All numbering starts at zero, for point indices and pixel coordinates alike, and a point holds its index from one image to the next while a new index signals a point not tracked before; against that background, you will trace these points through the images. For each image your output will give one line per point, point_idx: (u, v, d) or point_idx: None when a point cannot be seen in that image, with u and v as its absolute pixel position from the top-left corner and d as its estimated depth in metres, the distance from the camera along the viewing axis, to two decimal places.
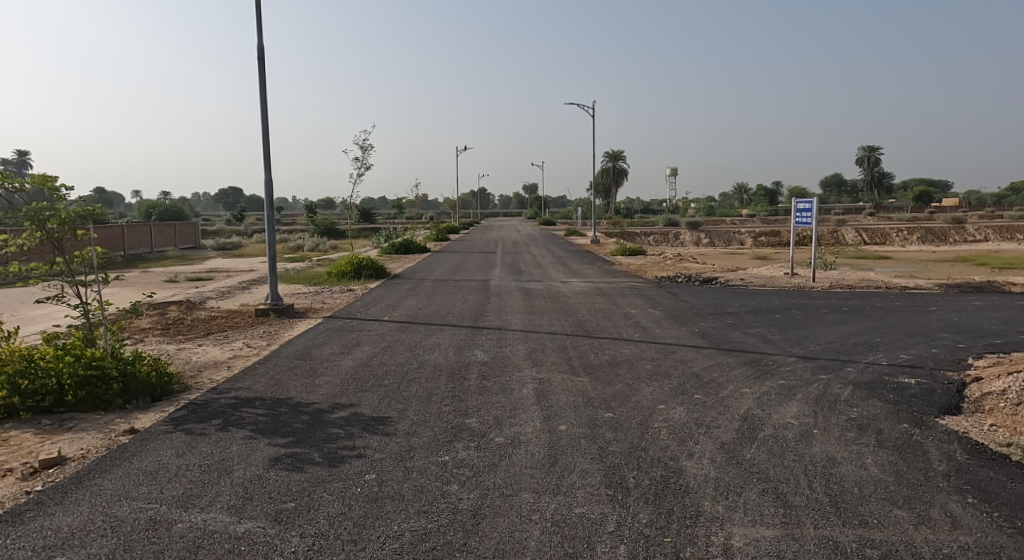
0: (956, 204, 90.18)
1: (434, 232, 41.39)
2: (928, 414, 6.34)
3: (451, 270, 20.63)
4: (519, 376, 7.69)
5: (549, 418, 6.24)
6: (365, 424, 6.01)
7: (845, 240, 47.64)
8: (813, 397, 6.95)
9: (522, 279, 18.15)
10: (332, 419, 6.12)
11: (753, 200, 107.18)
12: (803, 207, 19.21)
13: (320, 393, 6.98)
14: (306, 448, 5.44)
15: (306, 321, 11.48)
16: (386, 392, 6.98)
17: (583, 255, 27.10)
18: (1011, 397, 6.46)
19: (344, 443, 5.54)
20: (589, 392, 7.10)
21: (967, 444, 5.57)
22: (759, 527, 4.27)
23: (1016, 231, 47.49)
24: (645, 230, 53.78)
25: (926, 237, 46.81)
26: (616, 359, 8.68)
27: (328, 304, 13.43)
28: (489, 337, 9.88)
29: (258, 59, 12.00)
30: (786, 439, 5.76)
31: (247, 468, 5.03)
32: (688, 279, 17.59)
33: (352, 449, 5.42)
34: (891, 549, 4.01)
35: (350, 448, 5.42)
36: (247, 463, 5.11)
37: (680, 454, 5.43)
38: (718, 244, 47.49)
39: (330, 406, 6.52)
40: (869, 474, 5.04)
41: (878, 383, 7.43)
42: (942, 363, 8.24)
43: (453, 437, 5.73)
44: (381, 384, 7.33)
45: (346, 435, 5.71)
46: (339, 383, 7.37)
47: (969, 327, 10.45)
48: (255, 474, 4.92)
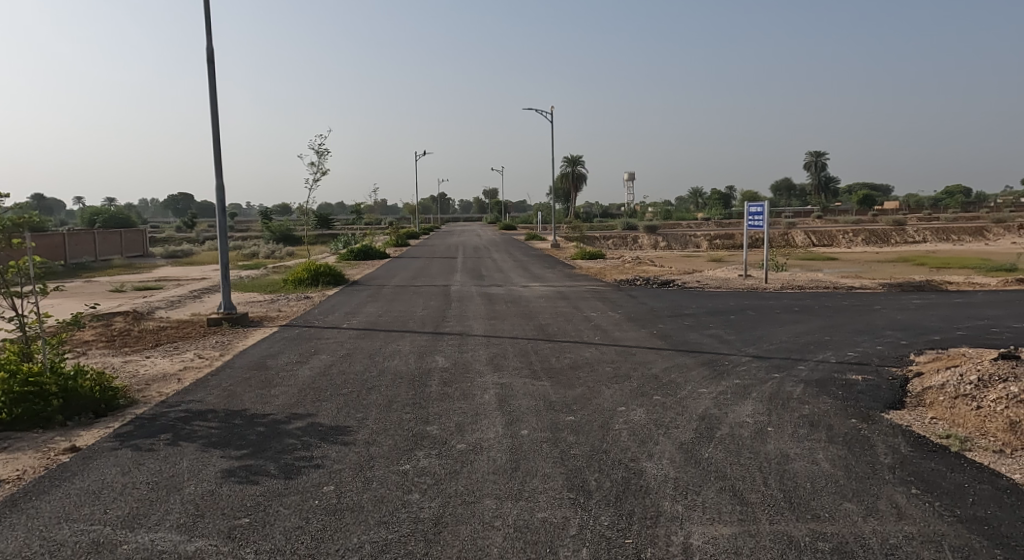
0: (897, 207, 93.58)
1: (393, 237, 41.07)
2: (875, 409, 6.57)
3: (412, 276, 20.50)
4: (481, 381, 7.70)
5: (510, 423, 6.27)
6: (322, 434, 5.94)
7: (795, 242, 48.95)
8: (767, 396, 7.13)
9: (483, 284, 18.13)
10: (289, 429, 6.03)
11: (707, 204, 109.33)
12: (754, 210, 19.70)
13: (276, 403, 6.86)
14: (260, 460, 5.34)
15: (261, 330, 11.28)
16: (344, 401, 6.90)
17: (543, 260, 27.16)
18: (950, 391, 6.76)
19: (301, 454, 5.47)
20: (551, 396, 7.14)
21: (910, 437, 5.79)
22: (716, 525, 4.37)
23: (952, 231, 49.54)
24: (603, 233, 54.40)
25: (870, 239, 48.55)
26: (577, 362, 8.76)
27: (284, 312, 13.23)
28: (450, 343, 9.86)
29: (208, 61, 11.78)
30: (742, 438, 5.89)
31: (198, 483, 4.92)
32: (646, 282, 17.85)
33: (309, 459, 5.36)
34: (841, 542, 4.14)
35: (307, 459, 5.35)
36: (197, 479, 4.99)
37: (640, 455, 5.52)
38: (675, 247, 48.36)
39: (286, 416, 6.42)
40: (821, 469, 5.20)
41: (828, 380, 7.66)
42: (887, 360, 8.56)
43: (414, 444, 5.70)
44: (340, 393, 7.23)
45: (303, 446, 5.64)
46: (296, 393, 7.25)
47: (912, 325, 10.86)
48: (207, 490, 4.80)
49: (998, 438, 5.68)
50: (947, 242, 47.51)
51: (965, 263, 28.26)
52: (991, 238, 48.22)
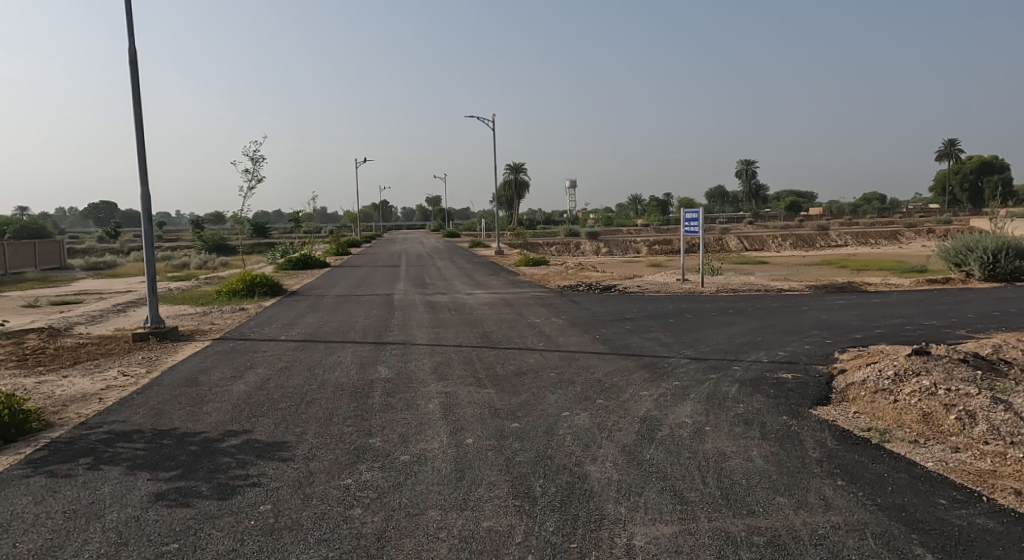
0: (822, 212, 98.08)
1: (333, 245, 40.43)
2: (804, 406, 6.86)
3: (353, 285, 20.20)
4: (425, 391, 7.65)
5: (455, 432, 6.26)
6: (258, 451, 5.79)
7: (729, 247, 50.49)
8: (705, 396, 7.34)
9: (427, 292, 18.01)
10: (222, 448, 5.85)
11: (647, 211, 111.53)
12: (690, 216, 20.28)
13: (208, 421, 6.65)
14: (191, 481, 5.16)
15: (191, 344, 10.90)
16: (282, 416, 6.75)
17: (486, 267, 27.16)
18: (870, 386, 7.13)
19: (236, 473, 5.32)
20: (496, 404, 7.16)
21: (836, 431, 6.07)
22: (658, 525, 4.47)
23: (870, 236, 52.26)
24: (545, 239, 54.98)
25: (797, 243, 50.70)
26: (522, 368, 8.80)
27: (217, 325, 12.82)
28: (393, 353, 9.77)
29: (131, 65, 11.37)
30: (681, 438, 6.05)
31: (122, 509, 4.72)
32: (589, 287, 18.11)
33: (244, 478, 5.21)
34: (775, 535, 4.30)
35: (242, 478, 5.21)
36: (120, 505, 4.79)
37: (584, 459, 5.59)
38: (615, 252, 49.30)
39: (219, 434, 6.23)
40: (756, 466, 5.39)
41: (761, 379, 7.95)
42: (814, 358, 8.95)
43: (356, 458, 5.62)
44: (278, 408, 7.06)
45: (237, 464, 5.48)
46: (230, 409, 7.04)
47: (838, 324, 11.39)
48: (131, 516, 4.61)
49: (913, 430, 6.02)
50: (867, 245, 50.08)
51: (886, 263, 31.33)
52: (905, 241, 51.11)
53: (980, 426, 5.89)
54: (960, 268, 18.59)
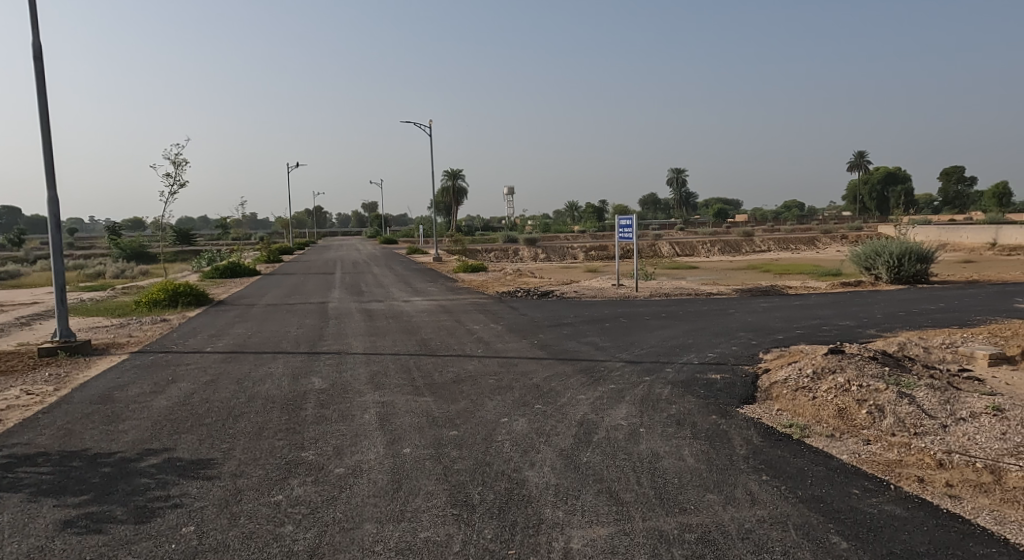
0: (748, 219, 102.08)
1: (264, 252, 39.31)
2: (732, 405, 7.10)
3: (285, 294, 19.70)
4: (361, 401, 7.53)
5: (392, 442, 6.18)
6: (181, 469, 5.57)
7: (662, 253, 51.67)
8: (639, 398, 7.50)
9: (363, 300, 17.73)
10: (140, 468, 5.60)
11: (583, 218, 113.03)
12: (625, 222, 20.73)
13: (125, 440, 6.35)
14: (105, 505, 4.92)
15: (106, 358, 10.38)
16: (207, 432, 6.51)
17: (423, 274, 26.93)
18: (791, 384, 7.45)
19: (156, 494, 5.10)
20: (433, 412, 7.12)
21: (761, 428, 6.32)
22: (594, 527, 4.54)
23: (790, 241, 54.74)
24: (482, 246, 55.09)
25: (724, 249, 52.59)
26: (460, 375, 8.77)
27: (135, 337, 12.26)
28: (328, 363, 9.57)
29: (35, 64, 10.77)
30: (617, 441, 6.16)
31: (25, 539, 4.45)
32: (527, 293, 18.24)
33: (165, 499, 5.01)
34: (705, 532, 4.44)
35: (162, 499, 5.00)
36: (24, 534, 4.52)
37: (523, 465, 5.62)
38: (553, 258, 49.88)
39: (137, 453, 5.96)
40: (688, 465, 5.54)
41: (692, 380, 8.19)
42: (741, 359, 9.29)
43: (287, 473, 5.48)
44: (202, 423, 6.81)
45: (157, 485, 5.26)
46: (149, 426, 6.74)
47: (763, 326, 11.86)
48: (35, 546, 4.36)
49: (830, 424, 6.34)
50: (789, 250, 52.45)
51: (806, 263, 36.69)
52: (822, 246, 53.77)
53: (888, 419, 6.27)
54: (870, 271, 19.67)
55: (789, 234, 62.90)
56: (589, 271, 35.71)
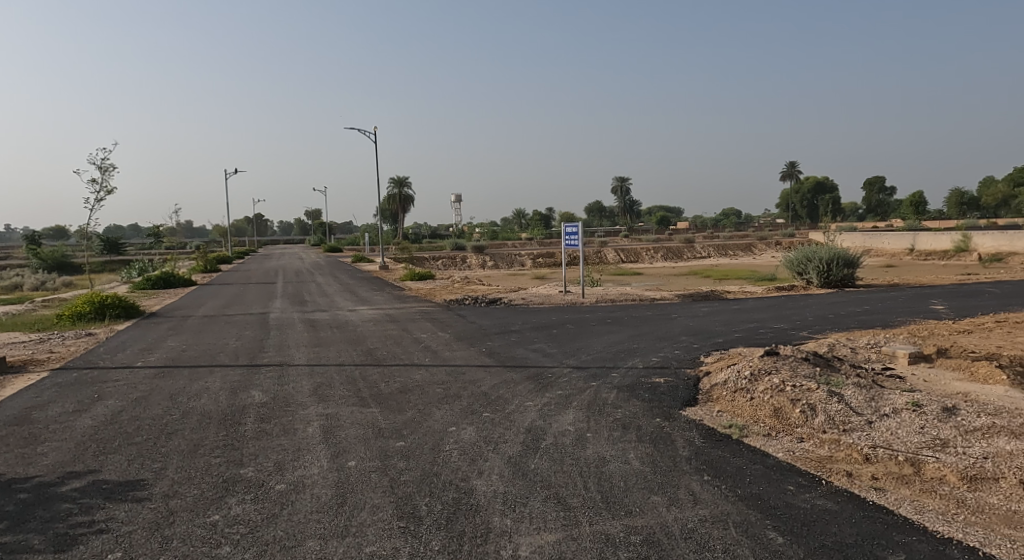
0: (689, 226, 104.67)
1: (200, 262, 38.03)
2: (675, 407, 7.26)
3: (223, 304, 19.12)
4: (303, 414, 7.38)
5: (336, 455, 6.08)
6: (107, 492, 5.34)
7: (607, 259, 52.36)
8: (585, 403, 7.59)
9: (306, 309, 17.38)
10: (62, 492, 5.34)
11: (530, 225, 113.70)
12: (570, 229, 20.96)
13: (44, 463, 6.04)
14: (22, 534, 4.67)
15: (25, 376, 9.85)
16: (137, 451, 6.26)
17: (368, 282, 26.60)
18: (730, 385, 7.67)
19: (80, 520, 4.87)
20: (379, 423, 7.03)
21: (702, 429, 6.49)
22: (542, 533, 4.57)
23: (729, 247, 56.42)
24: (430, 253, 54.91)
25: (667, 255, 53.78)
26: (407, 385, 8.69)
27: (58, 353, 11.67)
28: (268, 375, 9.34)
29: None
30: (564, 446, 6.22)
31: None
32: (474, 300, 18.23)
33: (90, 525, 4.79)
34: (650, 533, 4.52)
35: (88, 525, 4.79)
36: None
37: (471, 474, 5.61)
38: (500, 265, 49.97)
39: (59, 477, 5.68)
40: (633, 467, 5.64)
41: (637, 384, 8.34)
42: (683, 362, 9.51)
43: (225, 491, 5.31)
44: (130, 443, 6.54)
45: (81, 509, 5.03)
46: (72, 448, 6.43)
47: (703, 330, 12.17)
48: None
49: (766, 424, 6.56)
50: (728, 256, 54.05)
51: (742, 269, 38.27)
52: (759, 252, 55.65)
53: (820, 417, 6.53)
54: (802, 276, 20.43)
55: (727, 241, 64.69)
56: (538, 278, 35.96)
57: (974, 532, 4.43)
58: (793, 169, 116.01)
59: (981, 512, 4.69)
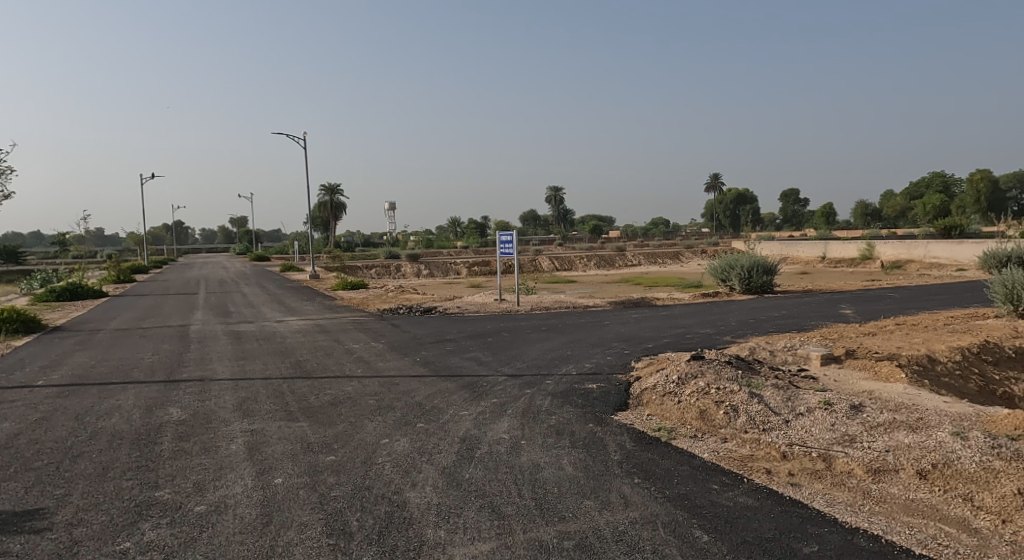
0: (621, 235, 106.87)
1: (114, 272, 36.08)
2: (607, 412, 7.37)
3: (139, 317, 18.19)
4: (226, 430, 7.08)
5: (262, 472, 5.86)
6: (3, 524, 4.97)
7: (541, 267, 52.75)
8: (520, 411, 7.60)
9: (230, 321, 16.74)
10: None
11: (464, 233, 113.40)
12: (505, 238, 21.03)
13: None
14: None
15: None
16: (38, 478, 5.85)
17: (298, 292, 25.91)
18: (659, 389, 7.84)
19: None
20: (308, 437, 6.83)
21: (633, 433, 6.60)
22: (476, 543, 4.53)
23: (658, 255, 57.95)
24: (363, 262, 54.06)
25: (600, 264, 54.75)
26: (337, 397, 8.48)
27: None
28: (188, 391, 8.93)
29: None
30: (498, 454, 6.20)
31: None
32: (409, 309, 18.02)
33: None
34: (583, 537, 4.55)
35: None
36: None
37: (404, 486, 5.52)
38: (435, 274, 49.64)
39: None
40: (567, 473, 5.67)
41: (570, 391, 8.41)
42: (614, 368, 9.67)
43: (137, 517, 5.03)
44: (29, 469, 6.10)
45: None
46: None
47: (634, 336, 12.42)
48: None
49: (692, 426, 6.73)
50: (659, 264, 55.48)
51: (670, 276, 39.32)
52: (687, 261, 57.42)
53: (741, 418, 6.76)
54: (726, 283, 21.17)
55: (656, 250, 66.34)
56: (473, 287, 35.85)
57: (878, 521, 4.67)
58: (717, 182, 120.52)
59: (885, 502, 4.96)
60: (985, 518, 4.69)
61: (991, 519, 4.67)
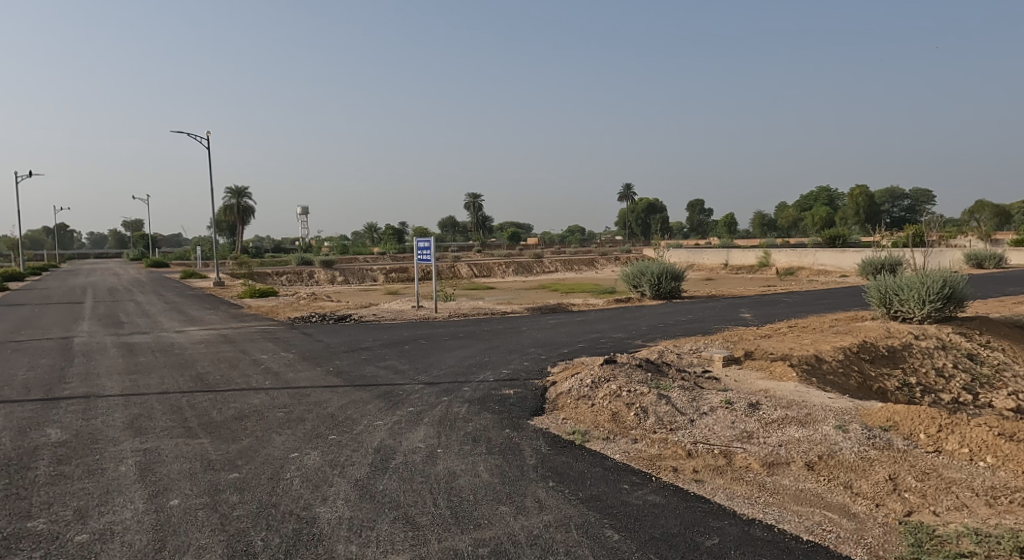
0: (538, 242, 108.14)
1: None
2: (524, 417, 7.38)
3: (17, 330, 16.73)
4: (115, 451, 6.59)
5: (156, 494, 5.49)
6: None
7: (460, 274, 52.49)
8: (436, 419, 7.49)
9: (122, 332, 15.67)
10: None
11: (381, 239, 111.63)
12: (423, 244, 20.81)
13: None
14: None
15: None
16: None
17: (201, 300, 24.64)
18: (573, 394, 7.93)
19: None
20: (209, 455, 6.47)
21: (548, 437, 6.63)
22: (388, 557, 4.40)
23: (574, 262, 59.04)
24: (275, 268, 52.20)
25: (518, 270, 55.21)
26: (243, 411, 8.09)
27: None
28: (73, 409, 8.27)
29: None
30: (414, 464, 6.07)
31: None
32: (322, 318, 17.49)
33: None
34: (497, 544, 4.52)
35: None
36: None
37: (314, 501, 5.30)
38: (351, 281, 48.53)
39: None
40: (482, 480, 5.62)
41: (487, 397, 8.37)
42: (531, 374, 9.71)
43: (5, 552, 4.59)
44: None
45: None
46: None
47: (550, 342, 12.54)
48: None
49: (605, 428, 6.85)
50: (575, 271, 56.50)
51: (585, 282, 40.05)
52: (601, 267, 58.76)
53: (651, 418, 6.94)
54: (637, 288, 21.77)
55: (573, 256, 67.54)
56: (390, 293, 35.34)
57: (772, 511, 4.88)
58: (629, 191, 124.30)
59: (777, 493, 5.20)
60: (861, 503, 5.00)
61: (867, 504, 4.99)
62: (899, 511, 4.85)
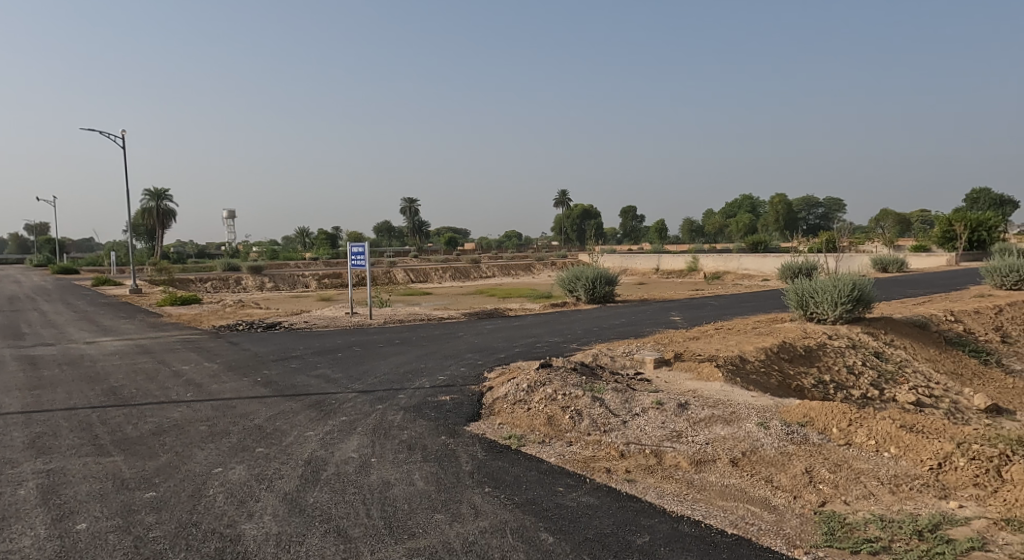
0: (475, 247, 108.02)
1: None
2: (460, 424, 7.25)
3: None
4: (15, 474, 6.09)
5: (63, 518, 5.09)
6: None
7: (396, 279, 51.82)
8: (370, 428, 7.27)
9: (27, 344, 14.60)
10: None
11: (314, 245, 109.04)
12: (356, 250, 20.36)
13: None
14: None
15: None
16: None
17: (117, 309, 23.36)
18: (510, 398, 7.86)
19: None
20: (123, 474, 6.06)
21: (484, 442, 6.54)
22: None
23: (511, 267, 59.26)
24: (200, 275, 50.15)
25: (454, 275, 54.96)
26: (162, 426, 7.64)
27: None
28: None
29: None
30: (346, 475, 5.86)
31: None
32: (250, 326, 16.83)
33: None
34: (432, 553, 4.38)
35: None
36: None
37: (239, 518, 5.03)
38: (282, 287, 47.15)
39: None
40: (417, 488, 5.47)
41: (422, 404, 8.20)
42: (467, 379, 9.58)
43: None
44: None
45: None
46: None
47: (487, 347, 12.44)
48: None
49: (540, 432, 6.80)
50: (512, 276, 56.71)
51: (521, 286, 40.17)
52: (538, 272, 59.17)
53: (585, 421, 6.93)
54: (572, 293, 21.95)
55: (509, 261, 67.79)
56: (323, 300, 34.51)
57: (699, 507, 4.94)
58: (564, 197, 125.84)
59: (705, 489, 5.27)
60: (781, 496, 5.13)
61: (786, 496, 5.12)
62: (814, 502, 5.00)
